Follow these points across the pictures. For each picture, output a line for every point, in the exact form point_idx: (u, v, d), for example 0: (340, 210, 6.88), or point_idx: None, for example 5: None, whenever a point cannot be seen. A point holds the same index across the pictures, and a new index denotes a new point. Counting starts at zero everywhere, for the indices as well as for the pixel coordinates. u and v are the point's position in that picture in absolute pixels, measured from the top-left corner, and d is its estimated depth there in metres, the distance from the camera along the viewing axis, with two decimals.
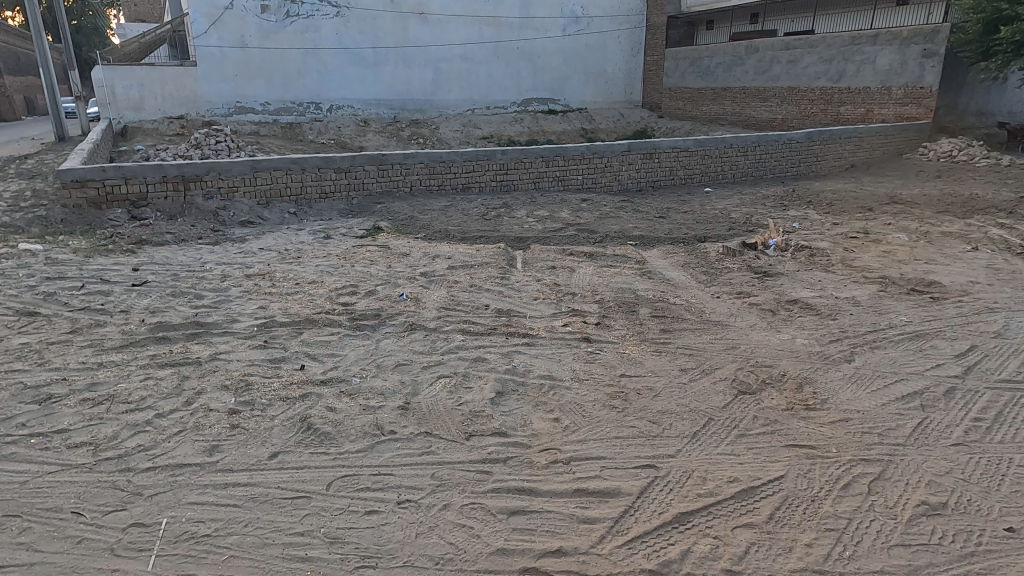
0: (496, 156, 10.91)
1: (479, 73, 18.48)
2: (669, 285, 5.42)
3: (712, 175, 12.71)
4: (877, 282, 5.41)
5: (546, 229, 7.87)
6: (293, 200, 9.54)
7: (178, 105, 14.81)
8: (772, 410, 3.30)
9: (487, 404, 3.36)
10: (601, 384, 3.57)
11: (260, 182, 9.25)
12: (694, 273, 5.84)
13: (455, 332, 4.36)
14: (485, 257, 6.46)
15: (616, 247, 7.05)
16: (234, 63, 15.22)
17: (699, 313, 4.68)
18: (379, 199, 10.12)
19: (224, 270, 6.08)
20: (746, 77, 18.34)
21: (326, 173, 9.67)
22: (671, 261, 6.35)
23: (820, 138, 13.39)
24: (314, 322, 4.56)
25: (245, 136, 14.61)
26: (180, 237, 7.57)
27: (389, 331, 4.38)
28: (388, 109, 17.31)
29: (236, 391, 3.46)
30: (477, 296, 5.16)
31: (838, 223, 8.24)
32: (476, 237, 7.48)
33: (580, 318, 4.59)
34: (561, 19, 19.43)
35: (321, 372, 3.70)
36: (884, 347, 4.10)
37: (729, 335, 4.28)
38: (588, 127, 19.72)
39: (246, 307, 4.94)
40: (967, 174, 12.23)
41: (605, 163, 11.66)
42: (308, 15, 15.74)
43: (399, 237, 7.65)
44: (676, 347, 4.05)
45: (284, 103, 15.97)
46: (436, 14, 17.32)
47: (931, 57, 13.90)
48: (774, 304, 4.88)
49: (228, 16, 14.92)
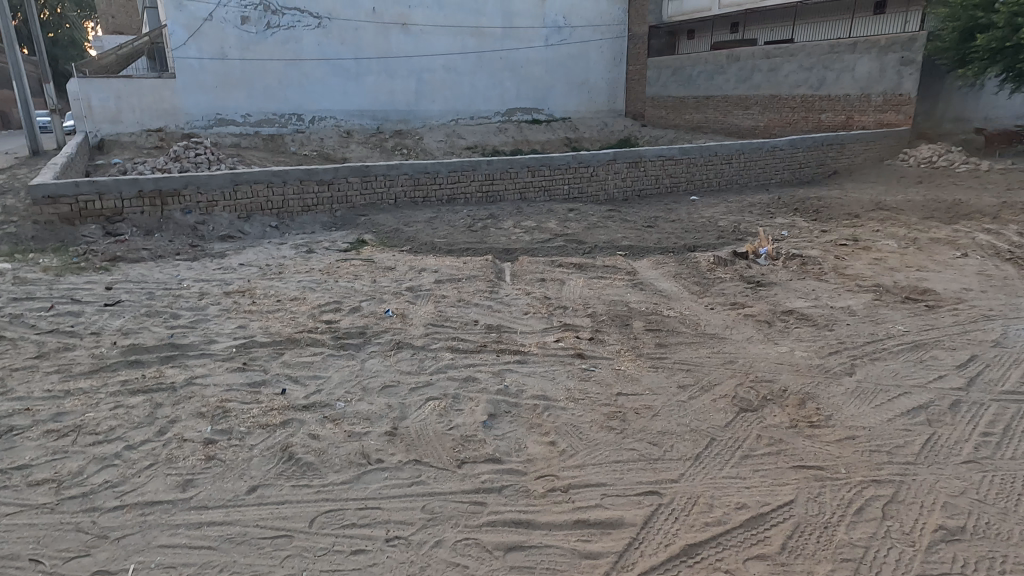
0: (481, 166, 10.80)
1: (462, 83, 18.39)
2: (662, 297, 5.31)
3: (698, 183, 12.69)
4: (872, 290, 5.34)
5: (534, 240, 7.74)
6: (274, 214, 9.33)
7: (156, 117, 14.52)
8: (776, 428, 3.18)
9: (480, 427, 3.20)
10: (597, 403, 3.42)
11: (241, 196, 9.04)
12: (686, 284, 5.73)
13: (443, 350, 4.20)
14: (472, 270, 6.30)
15: (606, 258, 6.95)
16: (214, 75, 14.98)
17: (694, 325, 4.56)
18: (363, 211, 9.94)
19: (202, 287, 5.86)
20: (727, 86, 18.45)
21: (308, 186, 9.47)
22: (662, 271, 6.25)
23: (803, 145, 13.46)
24: (296, 341, 4.37)
25: (225, 148, 14.36)
26: (157, 253, 7.33)
27: (374, 350, 4.21)
28: (371, 119, 17.13)
29: (213, 419, 3.27)
30: (466, 311, 5.01)
31: (827, 230, 8.22)
32: (462, 249, 7.34)
33: (573, 333, 4.45)
34: (544, 29, 19.45)
35: (304, 396, 3.51)
36: (884, 359, 4.01)
37: (727, 348, 4.17)
38: (572, 137, 19.71)
39: (224, 327, 4.74)
40: (949, 179, 12.33)
41: (591, 172, 11.59)
42: (289, 26, 15.57)
43: (384, 250, 7.48)
44: (673, 362, 3.93)
45: (265, 115, 15.74)
46: (418, 25, 17.23)
47: (909, 64, 14.06)
48: (769, 315, 4.77)
49: (207, 27, 14.70)
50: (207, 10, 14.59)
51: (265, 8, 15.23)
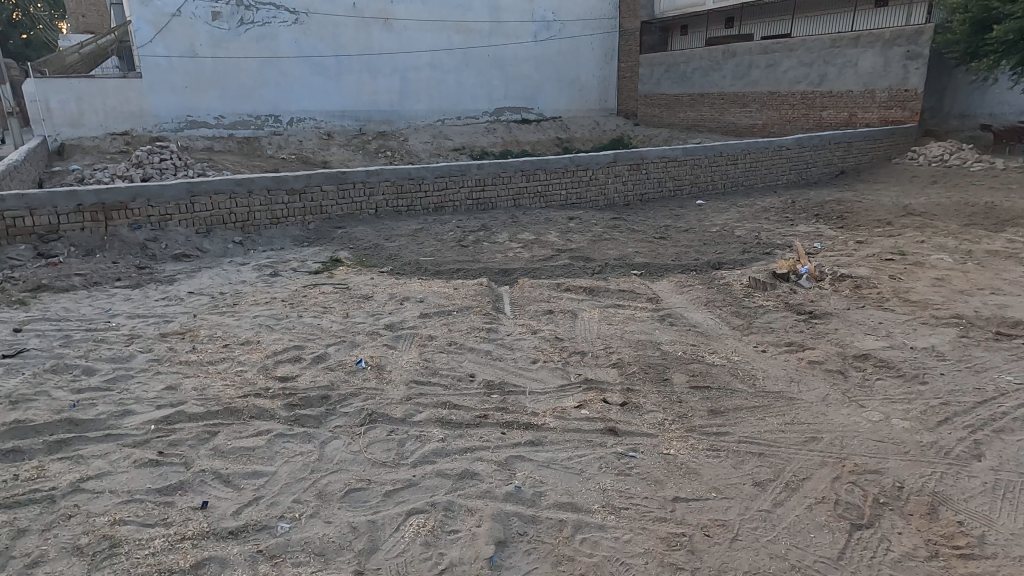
0: (471, 170, 9.78)
1: (448, 82, 17.35)
2: (699, 335, 4.33)
3: (702, 186, 11.78)
4: (951, 323, 4.39)
5: (535, 257, 6.75)
6: (238, 228, 8.25)
7: (121, 119, 13.29)
8: (915, 563, 2.20)
9: (485, 571, 2.19)
10: (650, 519, 2.42)
11: (199, 208, 7.95)
12: (723, 315, 4.76)
13: (431, 426, 3.17)
14: (464, 299, 5.31)
15: (620, 279, 5.99)
16: (183, 74, 13.83)
17: (750, 379, 3.59)
18: (340, 223, 8.89)
19: (133, 327, 4.79)
20: (723, 82, 17.54)
21: (276, 196, 8.42)
22: (690, 297, 5.30)
23: (811, 144, 12.59)
24: (236, 413, 3.32)
25: (195, 153, 13.26)
26: (92, 280, 6.22)
27: (338, 426, 3.18)
28: (353, 120, 16.03)
29: (93, 561, 2.23)
30: (457, 359, 3.99)
31: (863, 241, 7.31)
32: (451, 270, 6.32)
33: (599, 394, 3.45)
34: (533, 25, 18.46)
35: (233, 515, 2.48)
36: (1014, 432, 3.03)
37: (803, 417, 3.17)
38: (563, 137, 18.78)
39: (148, 389, 3.67)
40: (966, 179, 11.53)
41: (590, 175, 10.64)
42: (264, 22, 14.46)
43: (361, 272, 6.46)
44: (738, 443, 2.93)
45: (240, 117, 14.60)
46: (402, 20, 16.19)
47: (914, 58, 13.21)
48: (840, 363, 3.80)
49: (175, 24, 13.54)
50: (175, 5, 13.42)
51: (237, 3, 14.11)
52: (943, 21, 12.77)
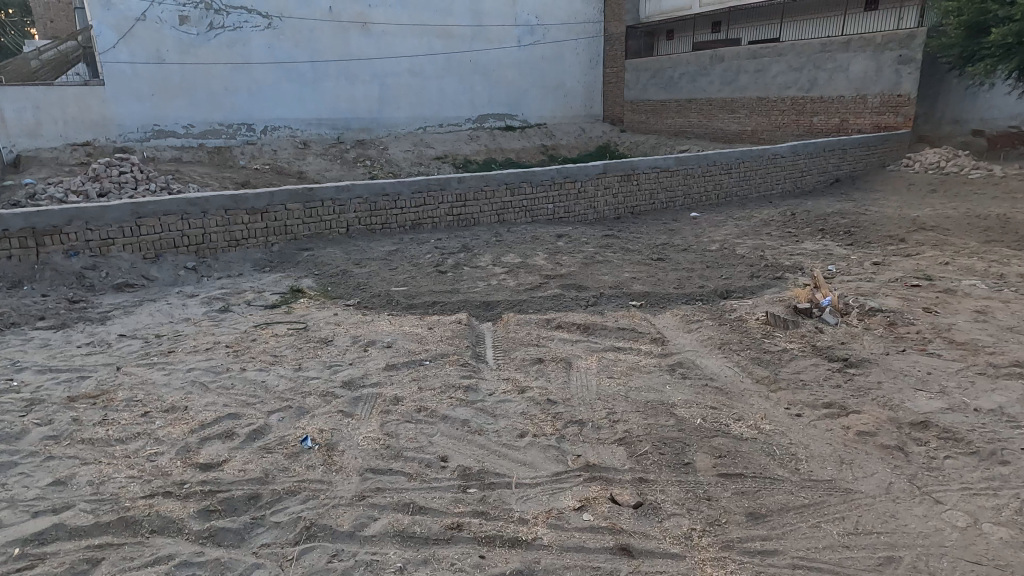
0: (451, 184, 9.04)
1: (430, 88, 16.62)
2: (717, 393, 3.63)
3: (696, 197, 11.14)
4: (1009, 373, 3.72)
5: (520, 286, 6.02)
6: (192, 251, 7.42)
7: (83, 129, 12.30)
8: None
9: None
10: None
11: (146, 231, 7.10)
12: (744, 364, 4.07)
13: (386, 545, 2.42)
14: (440, 342, 4.58)
15: (618, 313, 5.29)
16: (150, 82, 12.91)
17: (790, 461, 2.88)
18: (307, 244, 8.10)
19: (38, 388, 3.97)
20: (711, 88, 16.95)
21: (234, 216, 7.62)
22: (699, 338, 4.61)
23: (806, 152, 12.03)
24: (131, 527, 2.54)
25: (161, 164, 12.39)
26: (10, 320, 5.38)
27: (263, 548, 2.43)
28: (331, 129, 15.22)
29: None
30: (426, 434, 3.25)
31: (882, 262, 6.68)
32: (426, 303, 5.56)
33: (604, 489, 2.72)
34: (515, 29, 17.81)
35: None
36: None
37: (870, 523, 2.46)
38: (548, 144, 18.13)
39: (28, 486, 2.87)
40: (967, 188, 11.03)
41: (579, 188, 9.96)
42: (235, 27, 13.61)
43: (324, 306, 5.69)
44: (795, 570, 2.23)
45: (210, 125, 13.71)
46: (381, 25, 15.46)
47: (907, 63, 12.69)
48: (897, 435, 3.09)
49: (141, 28, 12.61)
50: (139, 8, 12.49)
51: (207, 6, 13.24)
52: (937, 24, 12.29)
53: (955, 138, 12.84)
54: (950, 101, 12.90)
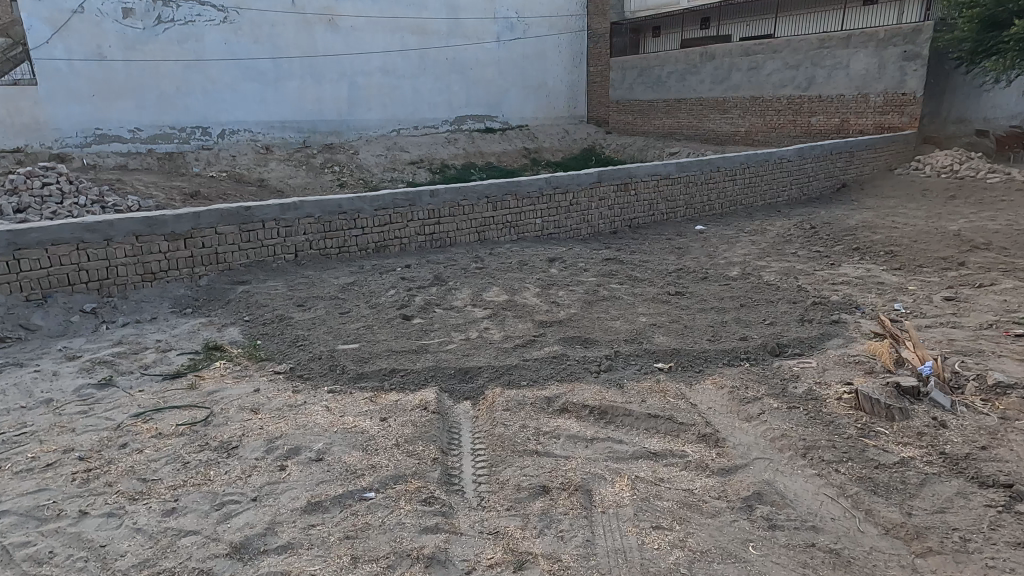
0: (422, 198, 7.57)
1: (404, 88, 15.14)
2: (838, 568, 2.25)
3: (700, 208, 9.83)
4: None
5: (508, 339, 4.59)
6: (93, 289, 5.82)
7: (11, 134, 10.52)
8: None
9: None
10: None
11: (29, 266, 5.45)
12: (855, 492, 2.69)
13: None
14: (392, 447, 3.13)
15: (643, 384, 3.89)
16: (90, 81, 11.20)
17: None
18: (244, 275, 6.58)
19: None
20: (700, 87, 15.64)
21: (148, 243, 6.07)
22: (769, 431, 3.22)
23: (815, 156, 10.78)
24: None
25: (100, 172, 10.73)
26: None
27: None
28: (296, 132, 13.62)
29: None
30: None
31: (954, 296, 5.40)
32: (380, 372, 4.08)
33: None
34: (492, 24, 16.38)
35: None
36: None
37: None
38: (530, 147, 16.76)
39: None
40: (987, 194, 9.85)
41: (570, 200, 8.57)
42: (187, 20, 11.93)
43: (243, 377, 4.19)
44: None
45: (161, 129, 12.03)
46: (349, 19, 13.91)
47: (913, 59, 11.49)
48: None
49: (77, 21, 10.87)
50: None
51: None
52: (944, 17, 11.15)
53: (960, 137, 11.70)
54: (956, 99, 11.75)
